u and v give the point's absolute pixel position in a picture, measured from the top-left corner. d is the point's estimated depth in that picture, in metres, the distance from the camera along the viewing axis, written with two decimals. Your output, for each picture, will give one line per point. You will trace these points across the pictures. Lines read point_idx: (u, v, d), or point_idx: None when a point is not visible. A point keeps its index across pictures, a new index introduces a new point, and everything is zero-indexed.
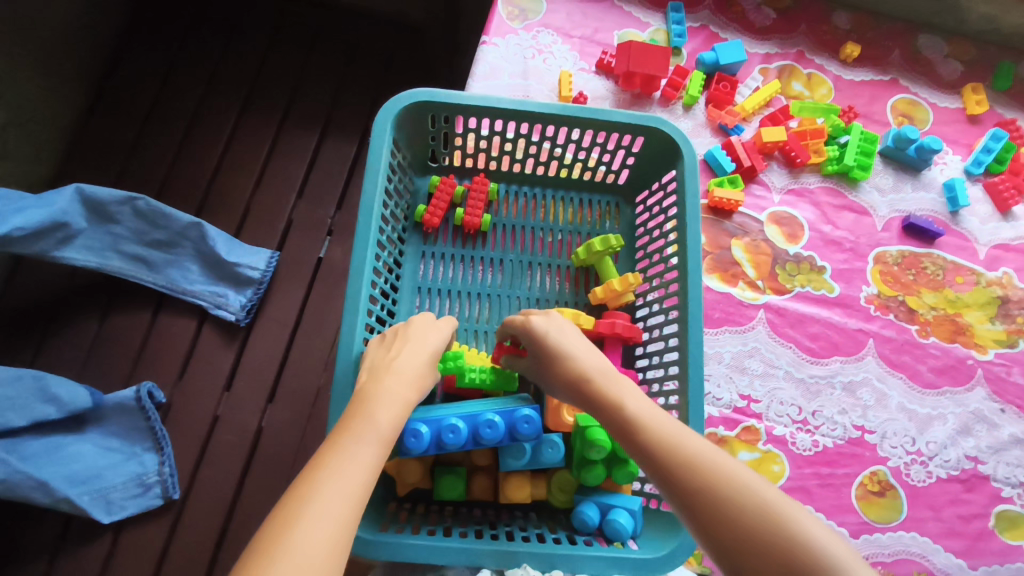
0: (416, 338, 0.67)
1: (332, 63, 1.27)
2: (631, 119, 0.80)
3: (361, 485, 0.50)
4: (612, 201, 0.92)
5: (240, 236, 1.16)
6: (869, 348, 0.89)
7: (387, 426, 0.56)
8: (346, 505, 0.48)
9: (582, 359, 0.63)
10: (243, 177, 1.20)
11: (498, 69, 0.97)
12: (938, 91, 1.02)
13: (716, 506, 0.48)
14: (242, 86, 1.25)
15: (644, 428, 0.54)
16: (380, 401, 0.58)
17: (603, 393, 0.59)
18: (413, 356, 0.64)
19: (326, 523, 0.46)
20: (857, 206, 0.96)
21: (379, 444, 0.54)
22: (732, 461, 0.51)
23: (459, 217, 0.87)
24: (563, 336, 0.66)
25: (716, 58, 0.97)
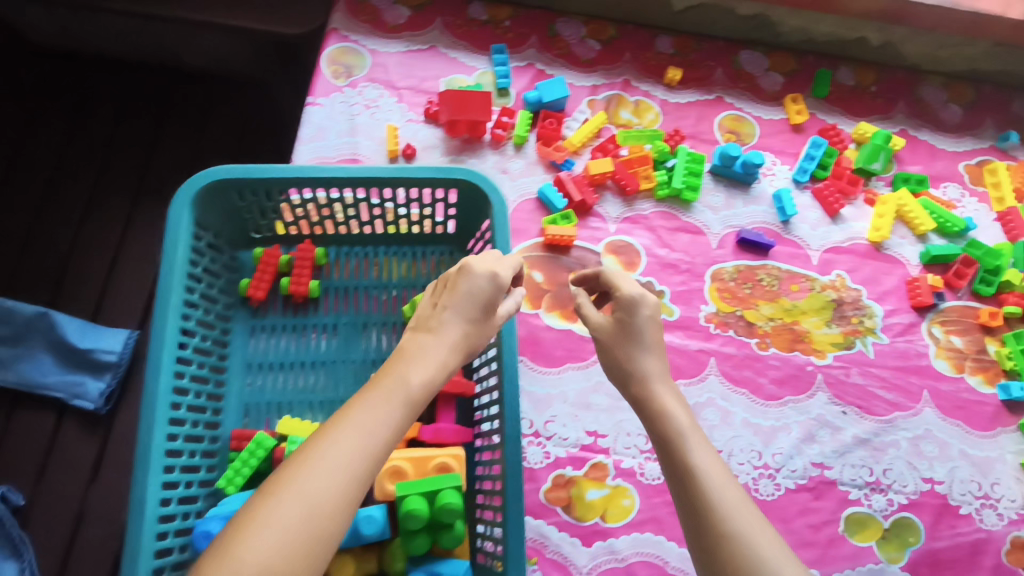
0: (469, 286, 0.62)
1: (183, 132, 1.25)
2: (438, 174, 0.81)
3: (367, 457, 0.50)
4: (446, 250, 0.91)
5: (97, 321, 1.12)
6: (710, 368, 0.91)
7: (416, 389, 0.56)
8: (349, 461, 0.49)
9: (652, 358, 0.69)
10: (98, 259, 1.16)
11: (325, 129, 0.96)
12: (761, 105, 1.06)
13: (708, 526, 0.56)
14: (91, 168, 1.22)
15: (681, 446, 0.62)
16: (414, 360, 0.58)
17: (657, 403, 0.65)
18: (462, 313, 0.61)
19: (330, 476, 0.48)
20: (691, 226, 0.98)
21: (403, 407, 0.54)
22: (733, 489, 0.58)
23: (285, 287, 0.85)
24: (649, 327, 0.69)
25: (539, 96, 0.98)
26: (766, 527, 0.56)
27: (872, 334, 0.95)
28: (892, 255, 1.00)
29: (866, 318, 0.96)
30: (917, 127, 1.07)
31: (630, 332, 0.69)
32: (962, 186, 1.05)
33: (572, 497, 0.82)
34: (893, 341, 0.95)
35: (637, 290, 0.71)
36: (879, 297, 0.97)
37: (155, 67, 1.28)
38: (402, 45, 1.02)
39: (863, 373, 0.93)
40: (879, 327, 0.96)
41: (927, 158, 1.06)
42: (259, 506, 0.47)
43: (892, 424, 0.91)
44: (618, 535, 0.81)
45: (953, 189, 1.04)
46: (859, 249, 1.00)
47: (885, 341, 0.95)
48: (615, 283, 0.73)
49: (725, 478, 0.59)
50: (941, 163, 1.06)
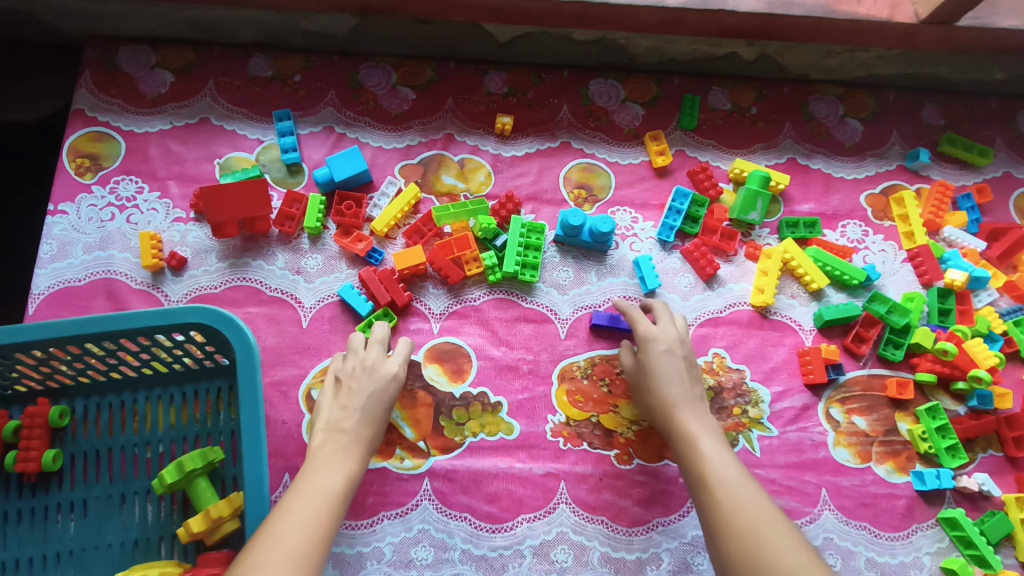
0: (364, 378, 0.67)
1: None
2: (163, 318, 0.64)
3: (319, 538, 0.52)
4: (223, 386, 0.73)
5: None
6: (561, 494, 0.75)
7: (340, 477, 0.58)
8: (300, 540, 0.51)
9: (674, 388, 0.69)
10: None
11: (69, 242, 0.78)
12: (618, 146, 0.87)
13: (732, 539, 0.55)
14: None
15: (701, 463, 0.62)
16: (330, 457, 0.60)
17: (682, 428, 0.66)
18: (372, 393, 0.66)
19: (286, 549, 0.50)
20: (534, 314, 0.81)
21: (332, 495, 0.56)
22: (754, 496, 0.58)
23: (12, 463, 0.69)
24: (671, 364, 0.71)
25: (330, 174, 0.80)
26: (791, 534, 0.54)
27: (759, 425, 0.79)
28: (782, 320, 0.83)
29: (750, 406, 0.80)
30: (808, 154, 0.90)
31: (647, 367, 0.71)
32: (864, 224, 0.87)
33: None
34: (783, 431, 0.79)
35: (658, 325, 0.73)
36: (765, 376, 0.81)
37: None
38: (163, 122, 0.83)
39: None
40: (767, 416, 0.80)
41: (821, 192, 0.88)
42: None
43: None
44: None
45: (854, 229, 0.87)
46: (742, 318, 0.83)
47: (773, 432, 0.79)
48: (631, 317, 0.75)
49: (756, 495, 0.58)
50: (837, 197, 0.88)
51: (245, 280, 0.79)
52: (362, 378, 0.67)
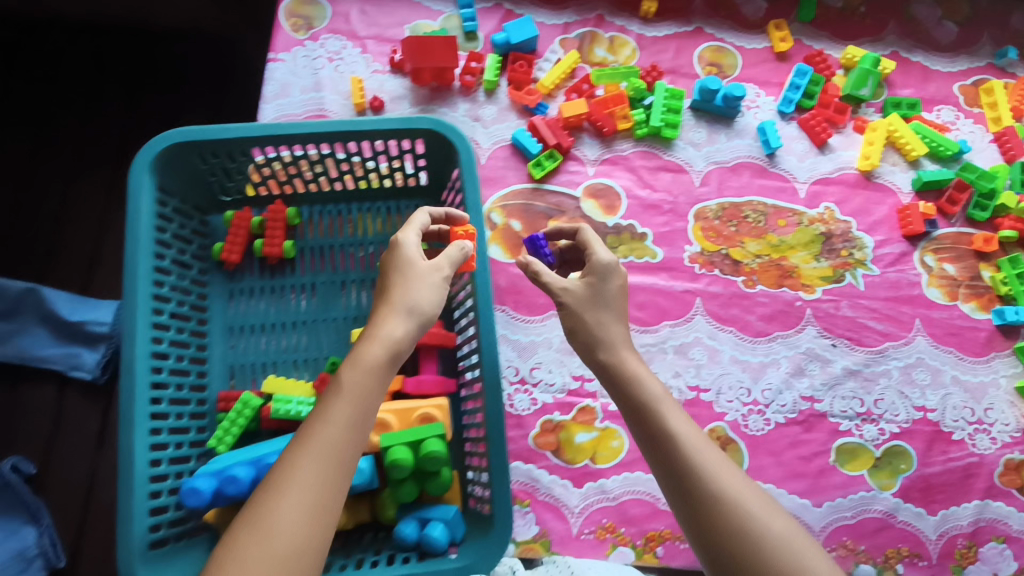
0: (421, 277, 0.63)
1: (153, 92, 1.19)
2: (402, 123, 0.78)
3: (338, 466, 0.52)
4: (420, 204, 0.89)
5: (88, 293, 1.13)
6: (697, 307, 0.89)
7: (369, 376, 0.56)
8: (320, 471, 0.51)
9: (616, 325, 0.66)
10: (86, 239, 1.15)
11: (288, 85, 0.94)
12: (745, 33, 1.01)
13: (715, 506, 0.55)
14: (66, 139, 1.18)
15: (659, 413, 0.61)
16: (359, 350, 0.58)
17: (628, 368, 0.64)
18: (408, 286, 0.62)
19: (305, 480, 0.51)
20: (673, 165, 0.95)
21: (365, 396, 0.55)
22: (723, 459, 0.59)
23: (259, 249, 0.85)
24: (617, 296, 0.68)
25: (507, 38, 0.94)
26: (766, 498, 0.57)
27: (863, 266, 0.93)
28: (884, 183, 0.96)
29: (856, 250, 0.93)
30: (909, 48, 1.03)
31: (590, 298, 0.67)
32: (957, 108, 1.00)
33: (561, 441, 0.84)
34: (883, 272, 0.93)
35: (611, 258, 0.69)
36: (869, 228, 0.94)
37: (96, 18, 1.18)
38: None
39: (853, 305, 0.91)
40: (870, 259, 0.93)
41: (920, 81, 1.01)
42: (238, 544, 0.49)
43: (883, 354, 0.90)
44: (608, 475, 0.83)
45: (948, 112, 1.00)
46: (849, 179, 0.96)
47: (875, 272, 0.93)
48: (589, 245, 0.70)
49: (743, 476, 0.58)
50: (934, 85, 1.01)
51: None
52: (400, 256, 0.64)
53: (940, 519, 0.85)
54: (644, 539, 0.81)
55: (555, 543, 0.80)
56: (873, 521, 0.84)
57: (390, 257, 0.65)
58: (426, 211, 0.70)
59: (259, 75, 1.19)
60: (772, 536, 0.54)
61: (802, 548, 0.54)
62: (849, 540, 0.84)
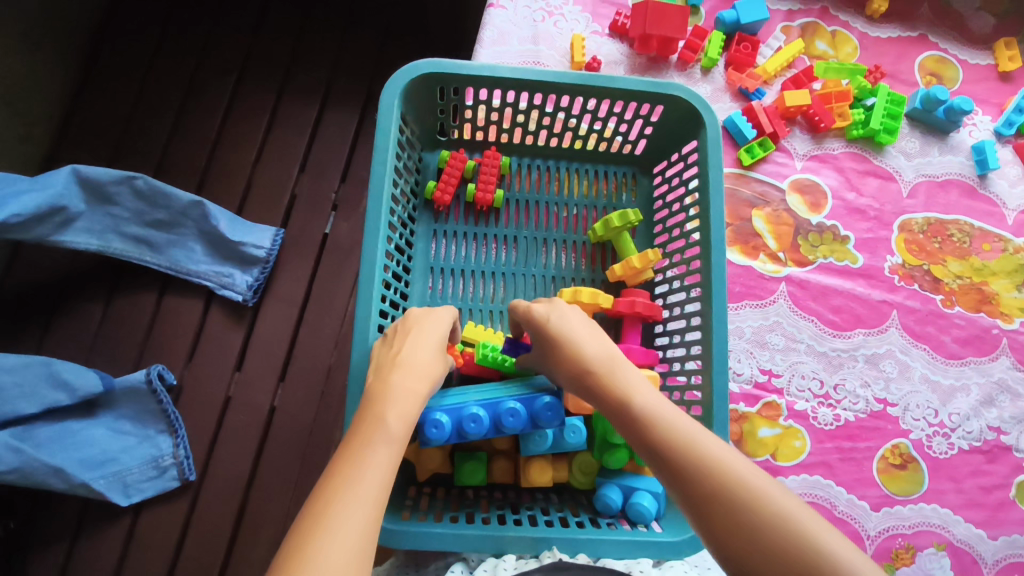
0: (424, 330, 0.63)
1: (329, 24, 1.20)
2: (652, 86, 0.76)
3: (379, 494, 0.45)
4: (628, 172, 0.88)
5: (242, 213, 1.11)
6: (892, 320, 0.87)
7: (402, 419, 0.52)
8: (366, 512, 0.44)
9: (587, 349, 0.57)
10: (246, 158, 1.13)
11: (506, 33, 0.92)
12: (969, 48, 0.97)
13: (727, 511, 0.43)
14: (237, 57, 1.17)
15: (646, 423, 0.50)
16: (392, 401, 0.53)
17: (610, 389, 0.54)
18: (424, 353, 0.60)
19: (355, 517, 0.43)
20: (882, 171, 0.92)
21: (398, 440, 0.50)
22: (739, 457, 0.46)
23: (471, 194, 0.84)
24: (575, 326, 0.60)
25: (738, 17, 0.91)
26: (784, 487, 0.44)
27: None
28: None
29: None
30: None
31: (550, 333, 0.60)
32: None
33: (744, 432, 0.82)
34: None
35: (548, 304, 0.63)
36: None
37: None
38: None
39: None
40: None
41: None
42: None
43: None
44: (787, 474, 0.81)
45: None
46: None
47: None
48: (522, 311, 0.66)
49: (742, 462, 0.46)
50: None
51: None
52: (416, 325, 0.64)
53: None
54: None
55: None
56: None
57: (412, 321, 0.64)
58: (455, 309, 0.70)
59: (439, 31, 1.20)
60: (823, 551, 0.40)
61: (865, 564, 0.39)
62: None
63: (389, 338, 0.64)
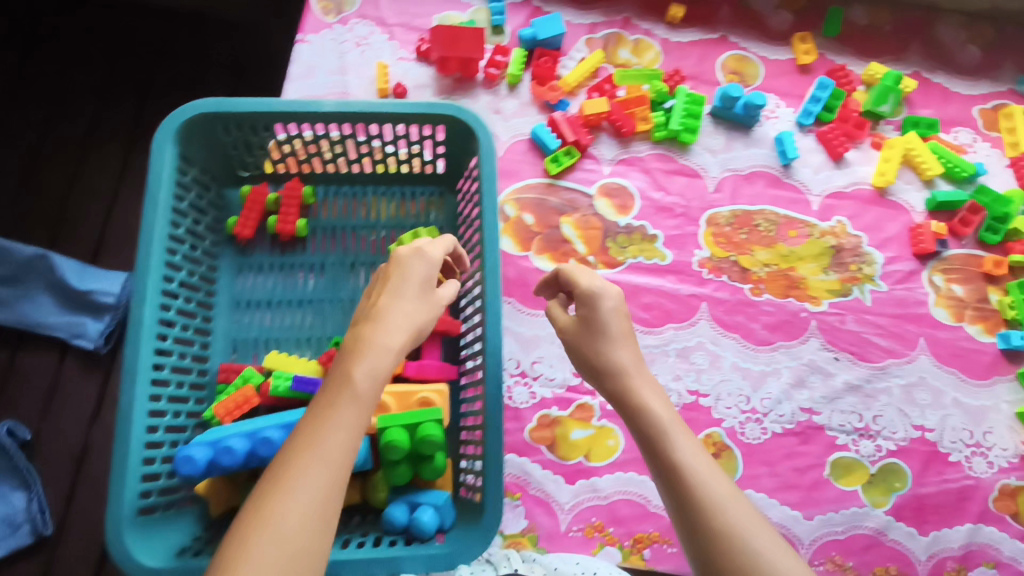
0: (405, 272, 0.63)
1: (176, 70, 1.19)
2: (426, 109, 0.79)
3: (340, 466, 0.50)
4: (435, 191, 0.90)
5: (97, 262, 1.11)
6: (702, 312, 0.90)
7: (376, 375, 0.55)
8: (330, 473, 0.49)
9: (621, 351, 0.65)
10: (97, 204, 1.14)
11: (314, 66, 0.94)
12: (768, 44, 1.01)
13: (706, 526, 0.53)
14: (83, 108, 1.18)
15: (665, 442, 0.58)
16: (363, 355, 0.55)
17: (635, 397, 0.62)
18: (404, 301, 0.61)
19: (316, 481, 0.48)
20: (688, 169, 0.95)
21: (370, 396, 0.54)
22: (731, 484, 0.56)
23: (273, 226, 0.86)
24: (614, 319, 0.66)
25: (534, 34, 0.95)
26: (750, 513, 0.55)
27: (871, 281, 0.93)
28: (897, 201, 0.96)
29: (865, 265, 0.93)
30: (931, 69, 1.03)
31: (598, 320, 0.66)
32: (975, 131, 1.00)
33: (557, 436, 0.84)
34: (891, 288, 0.93)
35: (594, 282, 0.67)
36: (880, 244, 0.94)
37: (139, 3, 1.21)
38: None
39: (858, 320, 0.91)
40: (878, 275, 0.93)
41: (940, 101, 1.01)
42: (240, 543, 0.46)
43: (886, 371, 0.90)
44: (601, 474, 0.84)
45: (965, 134, 1.00)
46: (862, 195, 0.96)
47: (883, 288, 0.93)
48: (571, 277, 0.70)
49: (734, 491, 0.56)
50: (954, 107, 1.01)
51: None
52: (409, 265, 0.63)
53: (931, 540, 0.85)
54: (632, 540, 0.82)
55: (542, 539, 0.81)
56: (863, 538, 0.84)
57: (406, 261, 0.63)
58: (451, 237, 0.69)
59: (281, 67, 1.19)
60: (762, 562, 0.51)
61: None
62: (837, 555, 0.83)
63: (381, 273, 0.64)
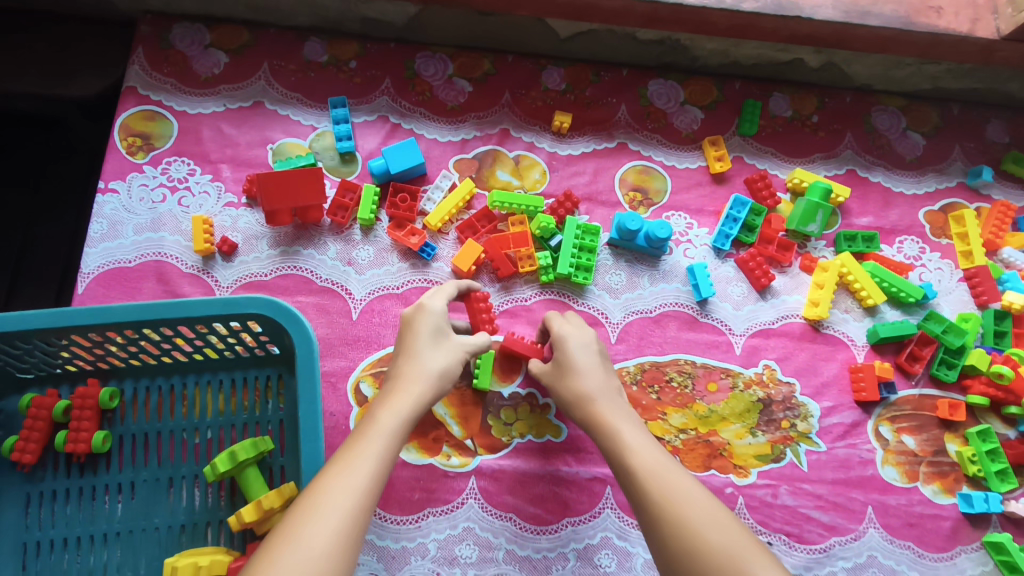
0: (418, 327, 0.67)
1: None
2: (226, 306, 0.64)
3: (359, 505, 0.49)
4: (272, 374, 0.74)
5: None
6: (606, 499, 0.75)
7: (397, 425, 0.57)
8: (349, 505, 0.49)
9: (588, 380, 0.66)
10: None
11: (120, 222, 0.77)
12: (676, 149, 0.86)
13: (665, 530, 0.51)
14: None
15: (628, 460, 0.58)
16: (387, 404, 0.59)
17: (601, 418, 0.63)
18: (439, 350, 0.65)
19: (334, 511, 0.48)
20: (585, 317, 0.80)
21: (388, 440, 0.55)
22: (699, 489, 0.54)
23: (62, 444, 0.69)
24: (586, 352, 0.68)
25: (386, 165, 0.79)
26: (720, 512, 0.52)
27: (807, 439, 0.79)
28: (835, 335, 0.82)
29: (799, 419, 0.79)
30: (868, 167, 0.88)
31: (565, 348, 0.68)
32: (921, 240, 0.86)
33: None
34: (831, 447, 0.79)
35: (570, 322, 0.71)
36: (815, 391, 0.80)
37: None
38: (216, 104, 0.82)
39: (794, 491, 0.77)
40: (815, 431, 0.79)
41: (880, 207, 0.87)
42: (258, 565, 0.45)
43: (829, 553, 0.75)
44: None
45: (911, 245, 0.86)
46: (794, 331, 0.82)
47: (821, 447, 0.78)
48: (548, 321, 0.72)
49: (705, 496, 0.53)
50: (897, 212, 0.87)
51: (296, 269, 0.78)
52: (417, 326, 0.67)
53: None
54: None
55: None
56: None
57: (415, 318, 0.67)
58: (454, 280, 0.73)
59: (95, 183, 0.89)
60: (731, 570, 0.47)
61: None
62: None
63: (398, 338, 0.68)
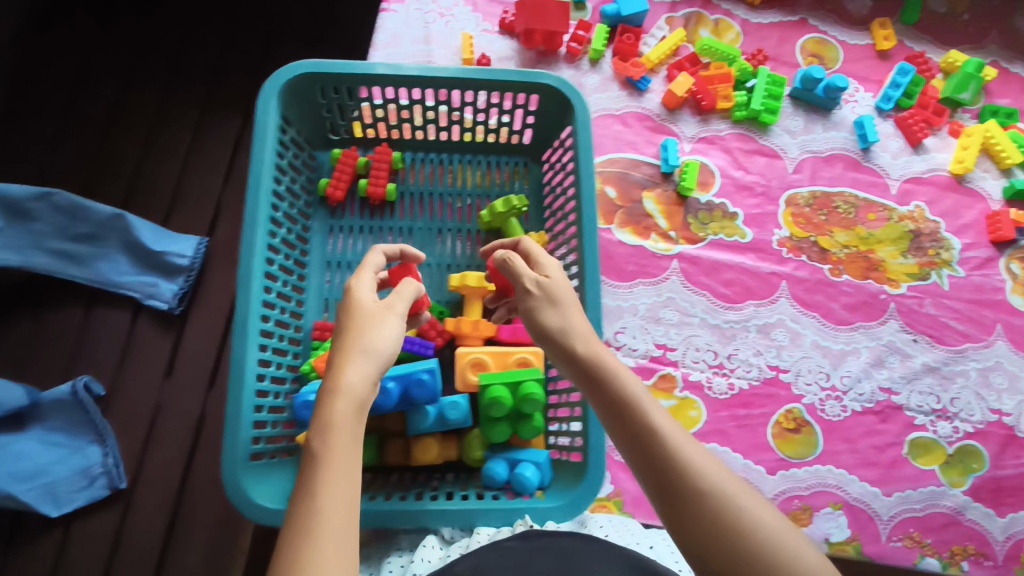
0: (360, 308, 0.54)
1: (245, 60, 1.14)
2: (523, 77, 0.79)
3: (346, 547, 0.42)
4: (520, 161, 0.91)
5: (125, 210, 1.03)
6: (782, 290, 0.90)
7: (354, 432, 0.47)
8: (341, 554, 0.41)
9: (589, 338, 0.56)
10: (126, 164, 1.06)
11: (399, 35, 0.95)
12: (848, 28, 1.02)
13: (729, 543, 0.45)
14: (112, 77, 1.12)
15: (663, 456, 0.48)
16: (337, 396, 0.48)
17: (612, 394, 0.52)
18: (382, 323, 0.53)
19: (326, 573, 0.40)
20: (768, 150, 0.96)
21: (350, 452, 0.46)
22: (745, 489, 0.47)
23: (363, 189, 0.86)
24: (576, 296, 0.59)
25: (618, 9, 0.96)
26: (771, 516, 0.46)
27: (949, 266, 0.94)
28: (975, 188, 0.97)
29: (943, 250, 0.94)
30: (1010, 60, 1.03)
31: (560, 309, 0.57)
32: None
33: None
34: (969, 274, 0.94)
35: (556, 264, 0.63)
36: (957, 230, 0.95)
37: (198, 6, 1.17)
38: None
39: (937, 303, 0.92)
40: (956, 260, 0.94)
41: (1018, 92, 1.02)
42: None
43: (963, 354, 0.90)
44: None
45: None
46: (940, 181, 0.97)
47: (960, 274, 0.93)
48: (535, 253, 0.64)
49: (754, 495, 0.47)
50: None
51: None
52: (358, 301, 0.54)
53: (1008, 521, 0.85)
54: None
55: (628, 503, 0.80)
56: (942, 516, 0.84)
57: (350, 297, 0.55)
58: (374, 249, 0.64)
59: (352, 38, 1.17)
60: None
61: (808, 551, 0.45)
62: (916, 532, 0.83)
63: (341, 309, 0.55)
